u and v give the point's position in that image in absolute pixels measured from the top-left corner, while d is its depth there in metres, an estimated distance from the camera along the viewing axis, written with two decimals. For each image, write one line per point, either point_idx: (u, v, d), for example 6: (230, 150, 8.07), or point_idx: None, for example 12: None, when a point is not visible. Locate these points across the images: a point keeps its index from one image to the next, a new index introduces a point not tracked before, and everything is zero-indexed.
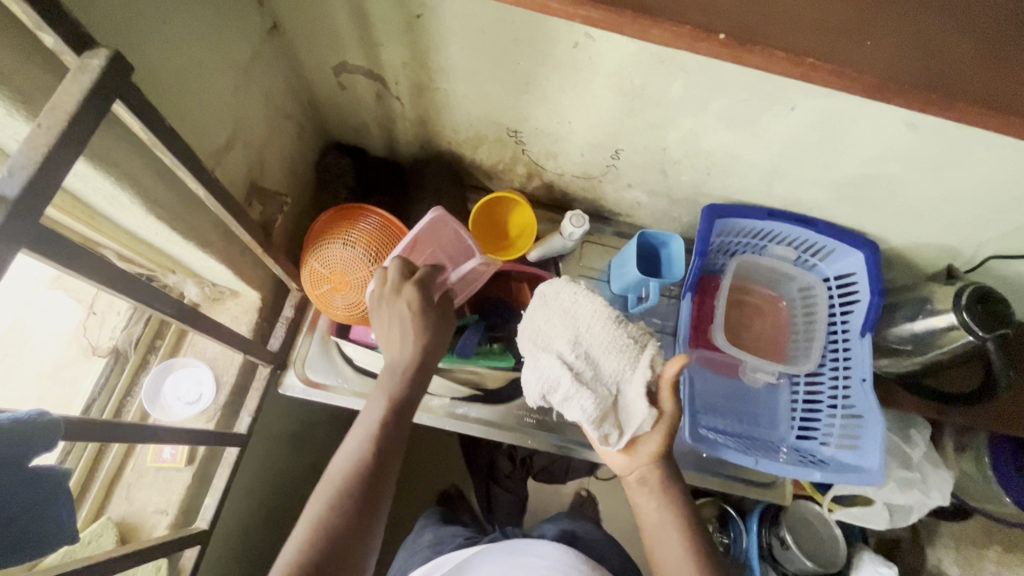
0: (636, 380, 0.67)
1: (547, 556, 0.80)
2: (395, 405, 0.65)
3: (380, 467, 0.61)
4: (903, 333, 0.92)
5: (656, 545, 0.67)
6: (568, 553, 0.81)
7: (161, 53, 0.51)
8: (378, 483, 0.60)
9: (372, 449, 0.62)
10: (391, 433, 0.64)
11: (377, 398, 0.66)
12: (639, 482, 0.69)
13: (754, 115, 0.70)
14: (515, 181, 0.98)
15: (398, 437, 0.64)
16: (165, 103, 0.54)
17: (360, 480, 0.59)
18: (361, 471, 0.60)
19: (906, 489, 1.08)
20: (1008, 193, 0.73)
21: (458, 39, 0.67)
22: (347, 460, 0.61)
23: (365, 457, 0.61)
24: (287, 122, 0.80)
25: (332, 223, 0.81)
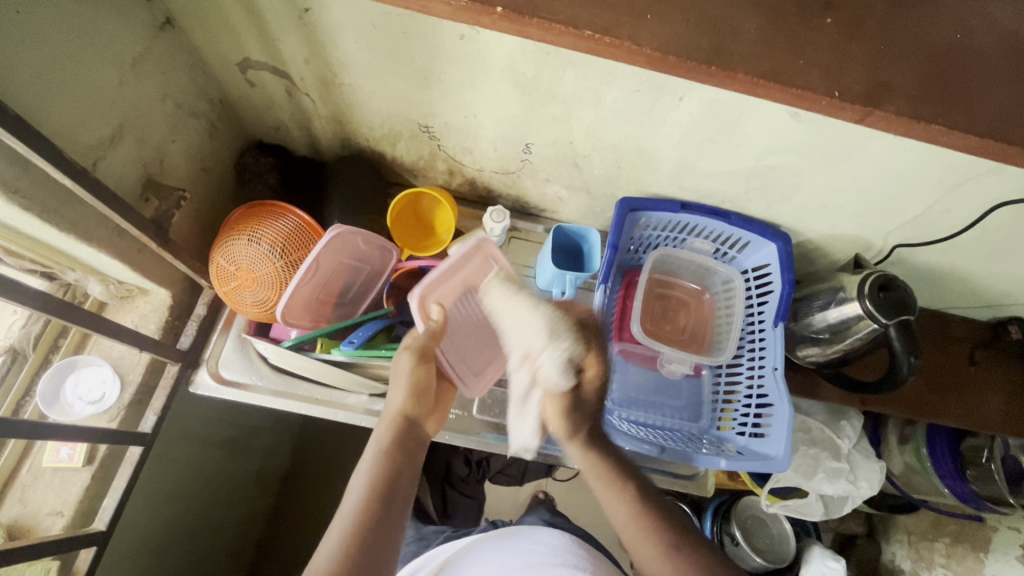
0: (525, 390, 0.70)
1: (545, 543, 0.85)
2: (396, 451, 0.63)
3: (387, 517, 0.57)
4: (819, 324, 0.93)
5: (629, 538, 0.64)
6: (566, 542, 0.86)
7: (9, 41, 0.51)
8: (387, 528, 0.57)
9: (377, 500, 0.58)
10: (395, 486, 0.60)
11: (377, 444, 0.64)
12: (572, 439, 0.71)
13: (646, 107, 0.71)
14: (439, 178, 0.99)
15: (400, 490, 0.61)
16: (22, 95, 0.54)
17: (369, 533, 0.55)
18: (368, 525, 0.56)
19: (834, 479, 1.09)
20: (901, 182, 0.74)
21: (349, 33, 0.68)
22: (352, 510, 0.57)
23: (370, 509, 0.57)
24: (194, 120, 0.80)
25: (242, 220, 0.80)
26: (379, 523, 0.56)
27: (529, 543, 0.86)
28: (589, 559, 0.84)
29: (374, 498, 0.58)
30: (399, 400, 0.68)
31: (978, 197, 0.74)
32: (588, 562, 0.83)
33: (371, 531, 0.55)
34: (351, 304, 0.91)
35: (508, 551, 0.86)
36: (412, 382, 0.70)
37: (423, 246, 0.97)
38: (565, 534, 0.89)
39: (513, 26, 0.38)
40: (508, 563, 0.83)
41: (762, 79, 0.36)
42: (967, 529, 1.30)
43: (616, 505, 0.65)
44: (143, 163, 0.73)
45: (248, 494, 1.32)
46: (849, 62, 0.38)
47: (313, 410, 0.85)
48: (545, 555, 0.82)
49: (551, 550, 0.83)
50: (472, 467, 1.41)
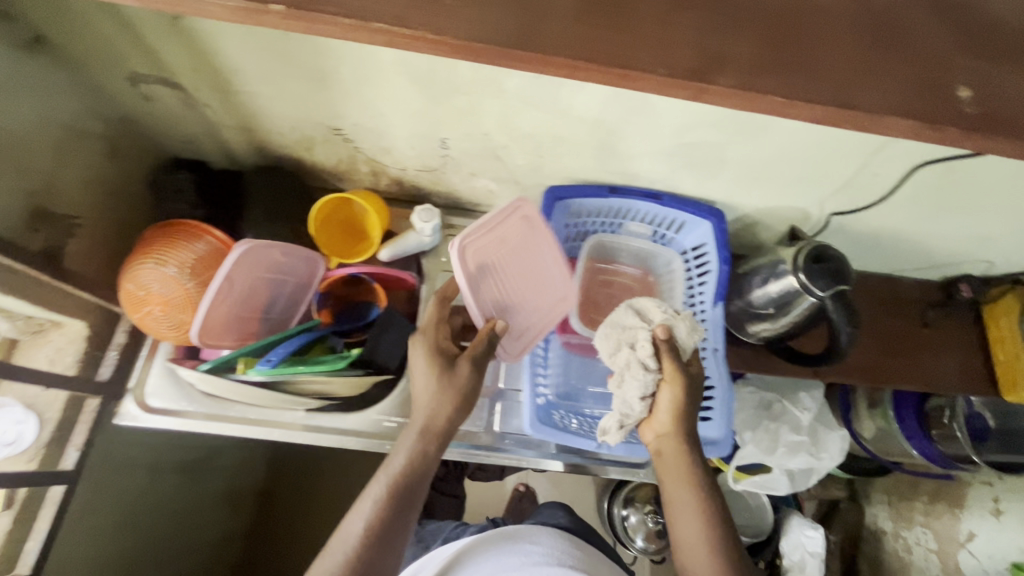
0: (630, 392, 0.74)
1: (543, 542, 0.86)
2: (422, 459, 0.69)
3: (400, 517, 0.65)
4: (762, 299, 0.90)
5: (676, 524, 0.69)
6: (562, 542, 0.87)
7: None
8: (397, 521, 0.65)
9: (393, 502, 0.65)
10: (405, 497, 0.66)
11: (400, 451, 0.69)
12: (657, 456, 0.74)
13: (551, 92, 0.68)
14: (366, 180, 0.96)
15: (415, 494, 0.67)
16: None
17: (378, 535, 0.63)
18: (380, 532, 0.63)
19: (794, 452, 1.08)
20: (824, 148, 0.72)
21: (229, 36, 0.64)
22: (367, 517, 0.64)
23: (383, 512, 0.64)
24: (89, 141, 0.77)
25: (145, 241, 0.77)
26: (391, 521, 0.64)
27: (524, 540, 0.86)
28: (581, 556, 0.86)
29: (384, 505, 0.65)
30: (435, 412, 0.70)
31: (902, 158, 0.71)
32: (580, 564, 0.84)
33: (382, 526, 0.64)
34: (281, 315, 0.89)
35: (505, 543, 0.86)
36: (452, 389, 0.72)
37: (354, 252, 0.94)
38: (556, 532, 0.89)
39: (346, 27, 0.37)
40: (503, 560, 0.82)
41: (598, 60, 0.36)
42: (943, 489, 1.30)
43: (689, 531, 0.67)
44: (28, 193, 0.68)
45: (220, 514, 1.31)
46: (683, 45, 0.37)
47: (248, 431, 0.83)
48: (540, 555, 0.83)
49: (544, 549, 0.84)
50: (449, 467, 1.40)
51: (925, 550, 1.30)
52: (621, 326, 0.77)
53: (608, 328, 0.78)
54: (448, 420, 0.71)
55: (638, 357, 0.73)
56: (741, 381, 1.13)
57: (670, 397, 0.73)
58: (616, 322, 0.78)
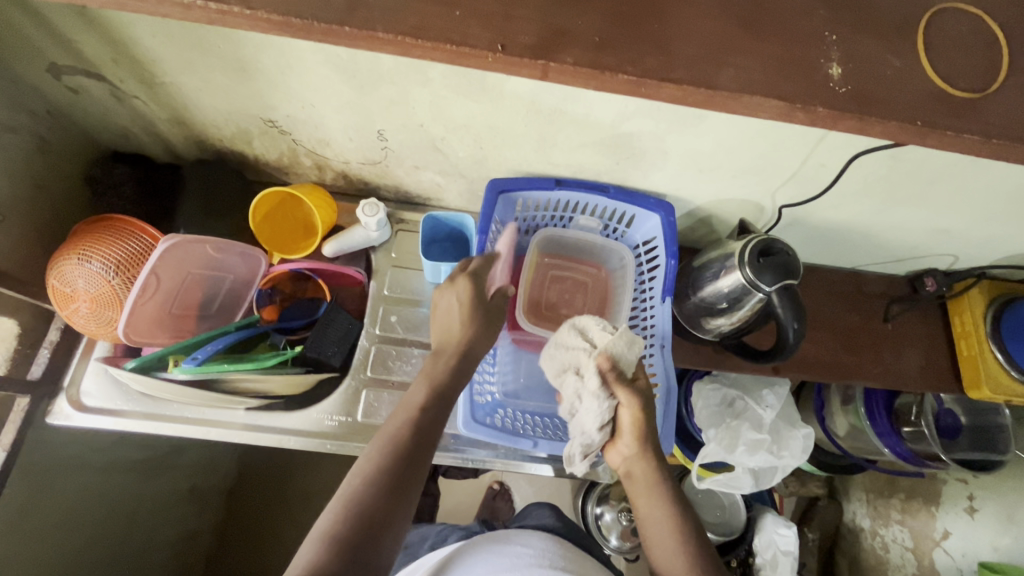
0: (586, 421, 0.71)
1: (530, 545, 0.82)
2: (431, 414, 0.66)
3: (412, 470, 0.60)
4: (713, 295, 0.88)
5: (648, 532, 0.68)
6: (548, 543, 0.83)
7: None
8: (409, 473, 0.60)
9: (402, 454, 0.61)
10: (404, 474, 0.60)
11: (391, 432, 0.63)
12: (628, 478, 0.72)
13: (477, 81, 0.66)
14: (312, 174, 0.94)
15: (423, 450, 0.63)
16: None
17: (387, 482, 0.58)
18: (389, 479, 0.58)
19: (755, 450, 1.05)
20: (764, 138, 0.70)
21: (140, 26, 0.62)
22: (359, 495, 0.56)
23: (391, 463, 0.60)
24: (14, 135, 0.75)
25: (72, 236, 0.75)
26: (403, 471, 0.60)
27: (512, 544, 0.82)
28: (571, 558, 0.82)
29: (379, 483, 0.58)
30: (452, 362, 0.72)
31: (844, 148, 0.69)
32: (568, 562, 0.80)
33: (394, 474, 0.59)
34: (220, 313, 0.87)
35: (492, 549, 0.82)
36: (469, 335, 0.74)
37: (299, 248, 0.93)
38: (547, 535, 0.86)
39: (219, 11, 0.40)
40: (494, 565, 0.78)
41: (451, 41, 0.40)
42: (918, 486, 1.28)
43: (660, 526, 0.66)
44: None
45: (184, 513, 1.29)
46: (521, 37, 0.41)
47: (186, 430, 0.82)
48: (531, 557, 0.79)
49: (535, 552, 0.80)
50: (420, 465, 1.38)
51: (902, 547, 1.28)
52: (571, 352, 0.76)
53: (553, 350, 0.78)
54: (442, 396, 0.68)
55: (587, 389, 0.71)
56: (705, 378, 1.12)
57: (629, 416, 0.70)
58: (569, 348, 0.76)
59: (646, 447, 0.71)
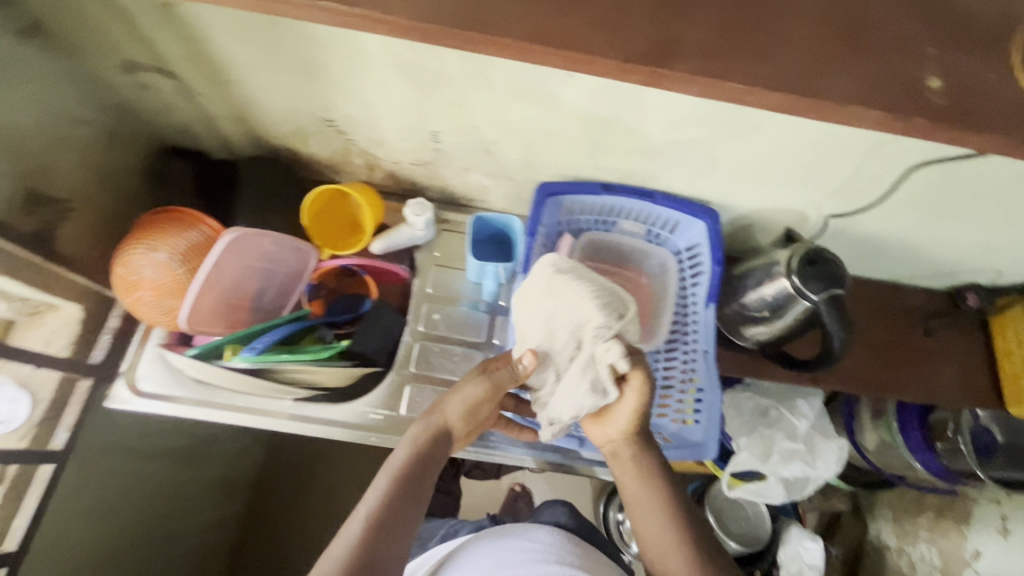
0: (575, 398, 0.66)
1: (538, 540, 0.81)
2: (428, 454, 0.67)
3: (407, 512, 0.62)
4: (755, 302, 0.89)
5: (636, 519, 0.68)
6: (559, 538, 0.82)
7: None
8: (403, 517, 0.61)
9: (399, 493, 0.62)
10: (398, 517, 0.61)
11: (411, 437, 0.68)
12: (614, 457, 0.72)
13: (538, 85, 0.67)
14: (361, 173, 0.96)
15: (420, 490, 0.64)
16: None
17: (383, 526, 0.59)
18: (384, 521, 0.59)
19: (789, 460, 1.06)
20: (818, 148, 0.70)
21: (218, 27, 0.65)
22: (374, 508, 0.60)
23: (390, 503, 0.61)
24: (88, 128, 0.78)
25: (138, 226, 0.78)
26: (398, 513, 0.61)
27: (520, 538, 0.82)
28: (583, 556, 0.81)
29: (384, 520, 0.59)
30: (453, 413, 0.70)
31: (897, 160, 0.69)
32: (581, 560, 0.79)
33: (390, 517, 0.60)
34: (270, 306, 0.89)
35: (500, 544, 0.82)
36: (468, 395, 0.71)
37: (347, 244, 0.95)
38: (558, 531, 0.85)
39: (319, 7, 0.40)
40: (501, 559, 0.79)
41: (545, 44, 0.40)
42: (948, 504, 1.26)
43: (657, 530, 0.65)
44: (26, 176, 0.69)
45: (213, 501, 1.32)
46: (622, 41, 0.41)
47: (235, 418, 0.84)
48: (538, 553, 0.79)
49: (543, 547, 0.80)
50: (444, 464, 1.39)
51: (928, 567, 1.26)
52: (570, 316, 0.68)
53: (549, 297, 0.70)
54: (445, 431, 0.70)
55: (604, 362, 0.65)
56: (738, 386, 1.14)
57: (634, 399, 0.67)
58: (568, 311, 0.68)
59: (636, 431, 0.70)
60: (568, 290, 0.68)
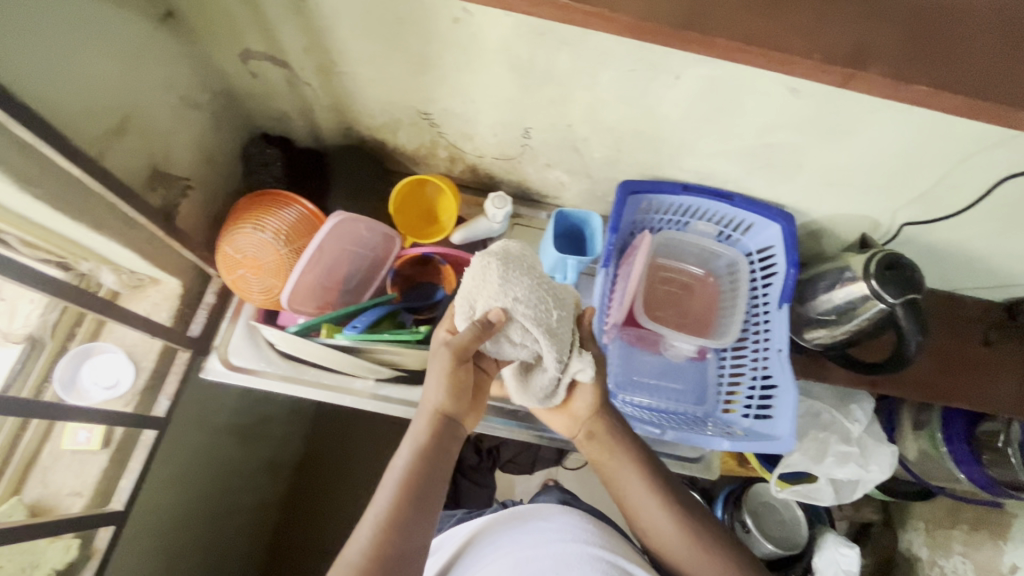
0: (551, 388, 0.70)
1: (557, 521, 0.75)
2: (428, 450, 0.63)
3: (415, 519, 0.59)
4: (825, 305, 0.92)
5: (618, 486, 0.72)
6: (578, 519, 0.77)
7: (29, 53, 0.53)
8: (415, 525, 0.58)
9: (407, 500, 0.59)
10: (409, 523, 0.58)
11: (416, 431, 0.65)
12: (588, 438, 0.75)
13: (643, 87, 0.71)
14: (442, 166, 1.00)
15: (430, 492, 0.61)
16: (42, 91, 0.55)
17: (393, 538, 0.57)
18: (393, 533, 0.57)
19: (844, 463, 1.08)
20: (909, 156, 0.73)
21: (345, 20, 0.69)
22: (380, 520, 0.58)
23: (399, 513, 0.58)
24: (200, 112, 0.82)
25: (245, 208, 0.82)
26: (408, 523, 0.58)
27: (537, 522, 0.76)
28: (605, 536, 0.74)
29: (393, 534, 0.57)
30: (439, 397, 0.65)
31: (983, 171, 0.72)
32: (602, 537, 0.73)
33: (398, 529, 0.57)
34: (359, 291, 0.93)
35: (517, 530, 0.76)
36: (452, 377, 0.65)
37: (426, 233, 0.98)
38: (576, 513, 0.79)
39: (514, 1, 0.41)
40: (516, 544, 0.72)
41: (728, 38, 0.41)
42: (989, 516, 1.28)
43: (658, 517, 0.68)
44: (150, 154, 0.73)
45: (261, 482, 1.33)
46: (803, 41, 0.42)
47: (321, 395, 0.87)
48: (555, 533, 0.72)
49: (560, 529, 0.73)
50: (482, 456, 1.41)
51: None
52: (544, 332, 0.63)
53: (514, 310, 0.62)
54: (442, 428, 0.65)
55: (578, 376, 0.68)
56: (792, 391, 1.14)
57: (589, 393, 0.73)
58: (541, 328, 0.63)
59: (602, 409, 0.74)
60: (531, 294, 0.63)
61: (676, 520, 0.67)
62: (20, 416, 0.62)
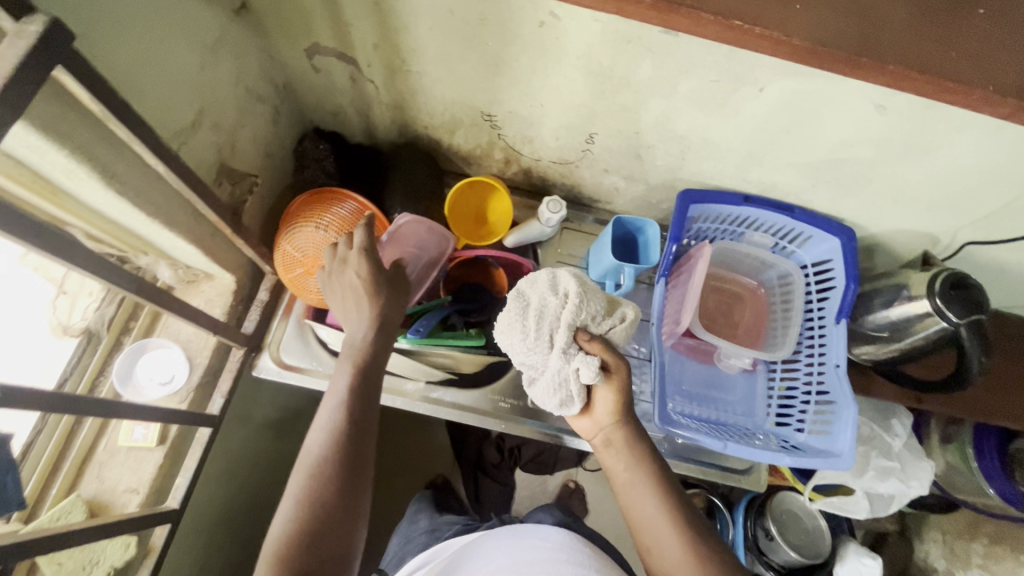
0: (569, 387, 0.67)
1: (550, 539, 0.81)
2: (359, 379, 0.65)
3: (355, 448, 0.61)
4: (879, 321, 0.92)
5: (628, 499, 0.68)
6: (570, 536, 0.82)
7: (124, 46, 0.52)
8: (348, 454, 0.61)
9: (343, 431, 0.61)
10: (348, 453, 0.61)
11: (331, 407, 0.64)
12: (605, 445, 0.71)
13: (724, 97, 0.69)
14: (494, 167, 0.99)
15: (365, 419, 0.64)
16: (132, 83, 0.54)
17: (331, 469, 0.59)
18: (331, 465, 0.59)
19: (884, 477, 1.08)
20: (987, 176, 0.72)
21: (425, 19, 0.67)
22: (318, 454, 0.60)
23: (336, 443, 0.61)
24: (261, 106, 0.80)
25: (306, 207, 0.82)
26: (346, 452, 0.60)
27: (532, 539, 0.82)
28: (598, 555, 0.80)
29: (330, 469, 0.59)
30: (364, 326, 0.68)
31: None
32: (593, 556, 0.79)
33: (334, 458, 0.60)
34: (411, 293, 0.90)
35: (514, 547, 0.82)
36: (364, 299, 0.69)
37: (478, 236, 0.97)
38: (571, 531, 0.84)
39: (656, 13, 0.40)
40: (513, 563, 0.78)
41: (871, 59, 0.40)
42: None
43: (665, 529, 0.65)
44: (218, 148, 0.72)
45: None
46: (946, 65, 0.41)
47: None
48: (550, 552, 0.78)
49: (557, 547, 0.79)
50: (503, 455, 1.37)
51: None
52: (565, 326, 0.65)
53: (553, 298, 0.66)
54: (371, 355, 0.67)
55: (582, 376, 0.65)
56: None
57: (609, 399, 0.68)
58: (565, 320, 0.65)
59: (628, 415, 0.69)
60: (575, 289, 0.66)
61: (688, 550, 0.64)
62: (92, 416, 0.61)
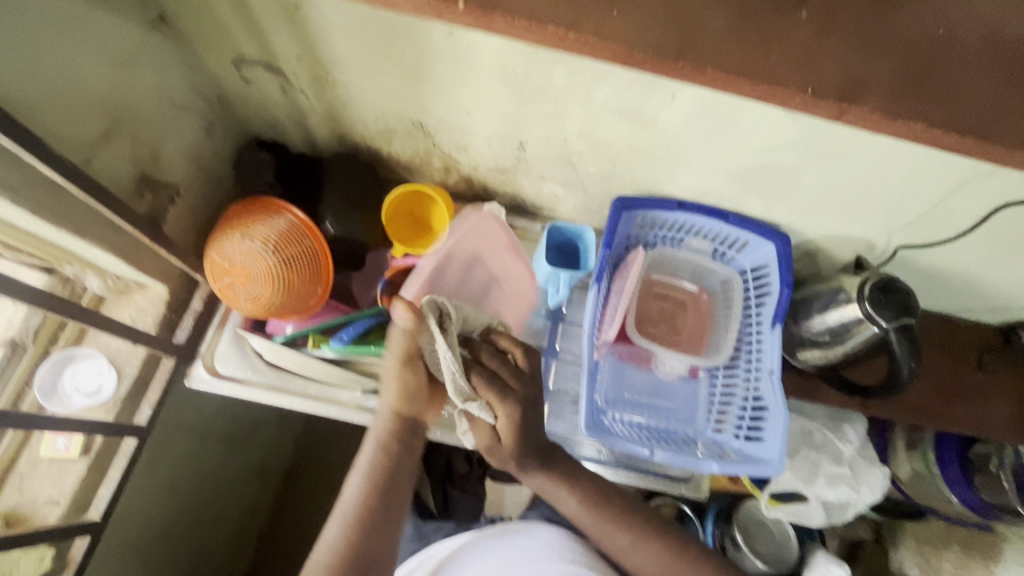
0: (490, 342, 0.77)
1: (540, 539, 0.83)
2: (390, 449, 0.68)
3: (383, 513, 0.65)
4: (817, 326, 0.90)
5: (617, 551, 0.74)
6: (559, 534, 0.84)
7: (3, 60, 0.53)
8: (379, 520, 0.64)
9: (374, 496, 0.65)
10: (377, 513, 0.64)
11: (359, 467, 0.67)
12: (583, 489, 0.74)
13: (639, 104, 0.70)
14: (436, 175, 0.99)
15: (395, 487, 0.66)
16: (12, 94, 0.55)
17: (361, 532, 0.63)
18: (357, 538, 0.62)
19: (835, 483, 1.07)
20: (907, 180, 0.72)
21: (340, 30, 0.68)
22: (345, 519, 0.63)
23: (365, 511, 0.64)
24: (188, 117, 0.81)
25: (237, 215, 0.82)
26: (374, 518, 0.64)
27: (524, 538, 0.83)
28: (585, 553, 0.82)
29: (359, 531, 0.63)
30: (392, 400, 0.70)
31: (983, 198, 0.71)
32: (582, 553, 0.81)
33: (365, 524, 0.63)
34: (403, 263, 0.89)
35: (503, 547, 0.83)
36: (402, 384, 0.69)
37: (418, 241, 0.97)
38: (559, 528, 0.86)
39: (478, 21, 0.43)
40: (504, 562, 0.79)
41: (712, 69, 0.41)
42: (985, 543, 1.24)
43: (642, 557, 0.72)
44: (138, 159, 0.74)
45: (249, 487, 1.31)
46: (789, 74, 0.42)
47: (307, 406, 0.85)
48: (542, 552, 0.80)
49: (548, 547, 0.81)
50: (472, 465, 1.30)
51: None
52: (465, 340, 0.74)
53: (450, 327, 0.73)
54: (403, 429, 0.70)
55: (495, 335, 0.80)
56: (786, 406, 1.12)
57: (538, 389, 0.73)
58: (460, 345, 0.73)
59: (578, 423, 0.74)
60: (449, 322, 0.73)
61: (634, 541, 0.72)
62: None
